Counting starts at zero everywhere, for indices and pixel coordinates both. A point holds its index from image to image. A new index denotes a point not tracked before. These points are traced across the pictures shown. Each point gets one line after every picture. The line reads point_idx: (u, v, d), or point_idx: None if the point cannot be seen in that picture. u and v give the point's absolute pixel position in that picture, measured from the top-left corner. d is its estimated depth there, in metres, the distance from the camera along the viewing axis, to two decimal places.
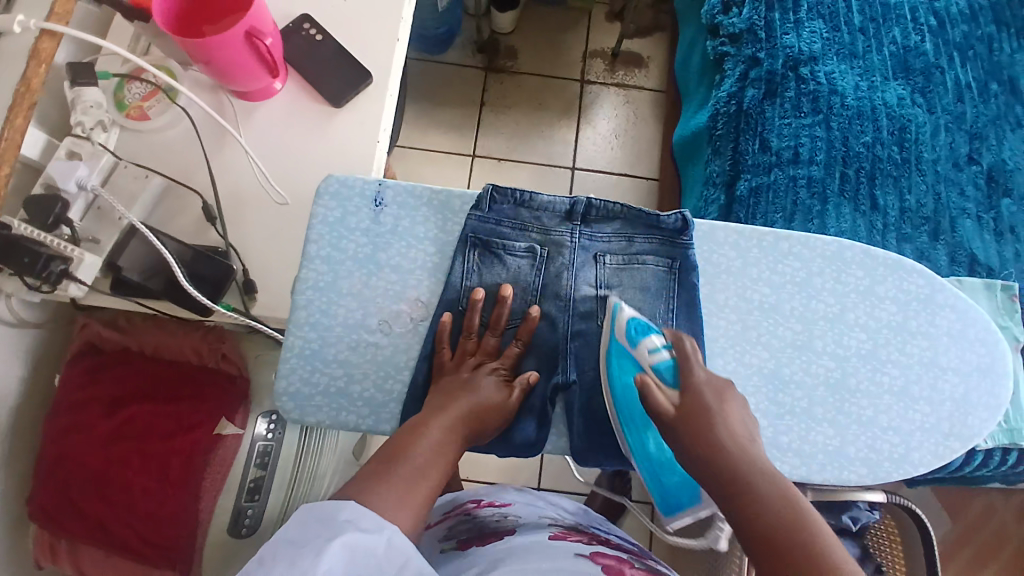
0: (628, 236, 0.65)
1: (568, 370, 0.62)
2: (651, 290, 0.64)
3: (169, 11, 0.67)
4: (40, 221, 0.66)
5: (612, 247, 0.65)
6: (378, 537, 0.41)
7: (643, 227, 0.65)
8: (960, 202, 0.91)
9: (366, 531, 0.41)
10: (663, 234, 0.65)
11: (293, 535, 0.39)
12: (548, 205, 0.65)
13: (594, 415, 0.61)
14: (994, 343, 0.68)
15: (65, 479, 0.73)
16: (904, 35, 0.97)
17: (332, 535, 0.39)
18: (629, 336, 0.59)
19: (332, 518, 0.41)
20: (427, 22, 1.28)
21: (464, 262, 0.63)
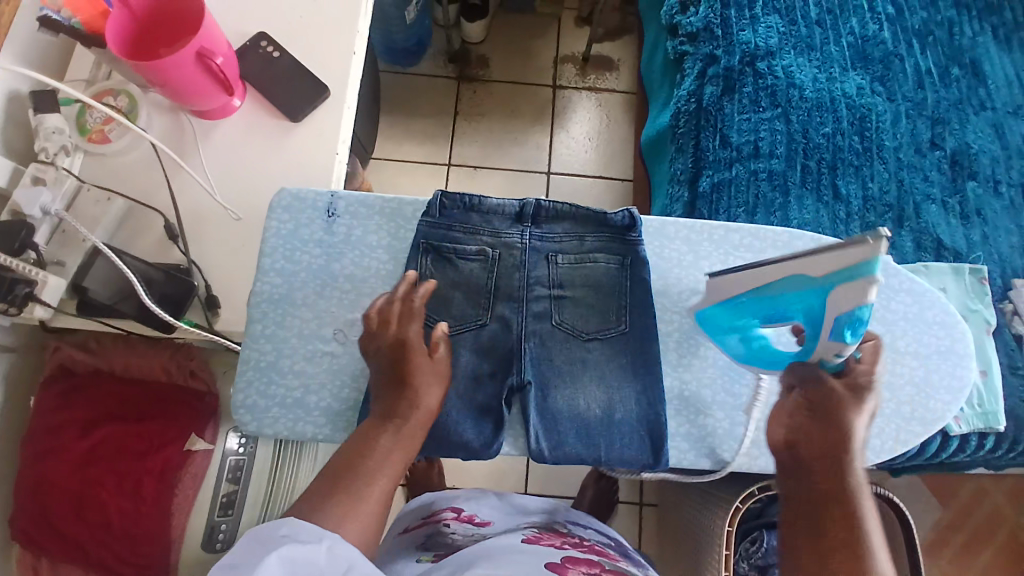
0: (579, 236, 0.65)
1: (523, 371, 0.62)
2: (604, 288, 0.64)
3: (123, 37, 0.68)
4: (6, 246, 0.66)
5: (564, 247, 0.65)
6: (319, 546, 0.42)
7: (594, 226, 0.65)
8: (924, 187, 0.91)
9: (305, 543, 0.42)
10: (614, 231, 0.65)
11: (235, 557, 0.41)
12: (497, 209, 0.66)
13: (551, 415, 0.62)
14: (954, 325, 0.68)
15: (41, 502, 0.74)
16: (862, 25, 0.98)
17: (272, 548, 0.41)
18: (843, 313, 0.50)
19: (274, 536, 0.43)
20: (396, 35, 1.30)
21: (417, 269, 0.64)
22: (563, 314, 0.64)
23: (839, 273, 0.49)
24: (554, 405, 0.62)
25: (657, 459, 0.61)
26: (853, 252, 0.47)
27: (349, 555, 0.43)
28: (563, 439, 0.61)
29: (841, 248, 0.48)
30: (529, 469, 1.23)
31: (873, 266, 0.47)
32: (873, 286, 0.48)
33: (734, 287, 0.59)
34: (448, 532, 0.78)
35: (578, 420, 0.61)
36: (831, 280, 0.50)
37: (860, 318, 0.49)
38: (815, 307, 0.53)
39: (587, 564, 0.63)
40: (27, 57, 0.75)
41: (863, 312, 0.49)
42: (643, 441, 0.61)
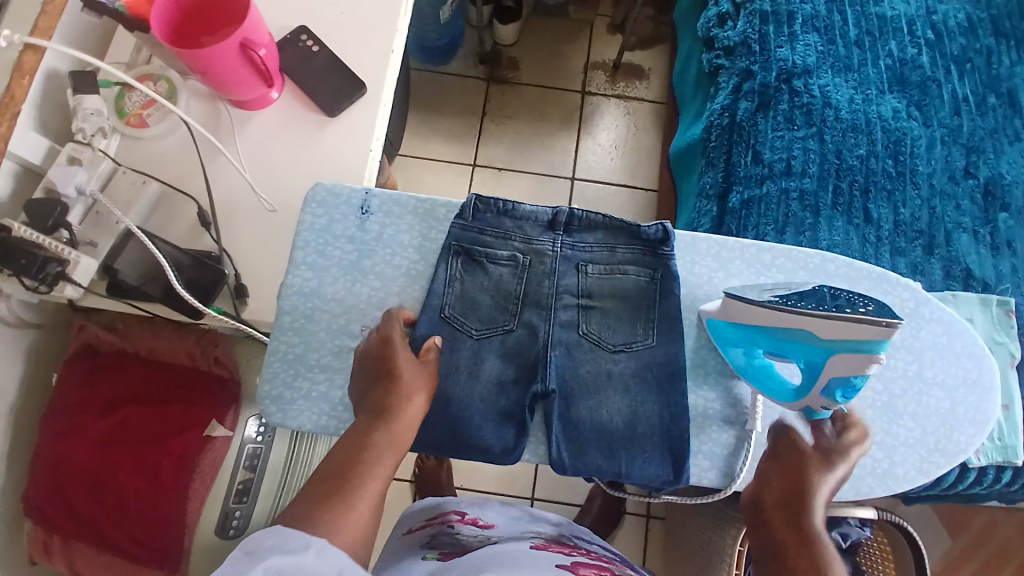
0: (611, 246, 0.65)
1: (548, 380, 0.62)
2: (633, 300, 0.64)
3: (166, 22, 0.68)
4: (40, 225, 0.67)
5: (595, 257, 0.65)
6: (306, 551, 0.41)
7: (626, 237, 0.65)
8: (956, 216, 0.90)
9: (289, 553, 0.41)
10: (646, 244, 0.65)
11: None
12: (530, 215, 0.66)
13: (573, 424, 0.62)
14: (982, 357, 0.68)
15: (60, 480, 0.75)
16: (901, 47, 0.97)
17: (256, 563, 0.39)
18: (844, 377, 0.55)
19: (255, 548, 0.41)
20: (429, 33, 1.31)
21: (447, 270, 0.64)
22: (589, 325, 0.64)
23: (849, 343, 0.54)
24: (575, 415, 0.62)
25: (679, 475, 0.60)
26: (869, 329, 0.53)
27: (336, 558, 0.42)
28: (585, 449, 0.61)
29: (858, 322, 0.53)
30: (538, 474, 1.22)
31: (878, 345, 0.54)
32: (872, 361, 0.54)
33: (749, 316, 0.59)
34: (455, 532, 0.77)
35: (601, 430, 0.61)
36: (839, 346, 0.54)
37: (854, 384, 0.55)
38: (815, 362, 0.56)
39: (598, 569, 0.65)
40: (70, 37, 0.76)
41: (858, 379, 0.55)
42: (665, 456, 0.61)
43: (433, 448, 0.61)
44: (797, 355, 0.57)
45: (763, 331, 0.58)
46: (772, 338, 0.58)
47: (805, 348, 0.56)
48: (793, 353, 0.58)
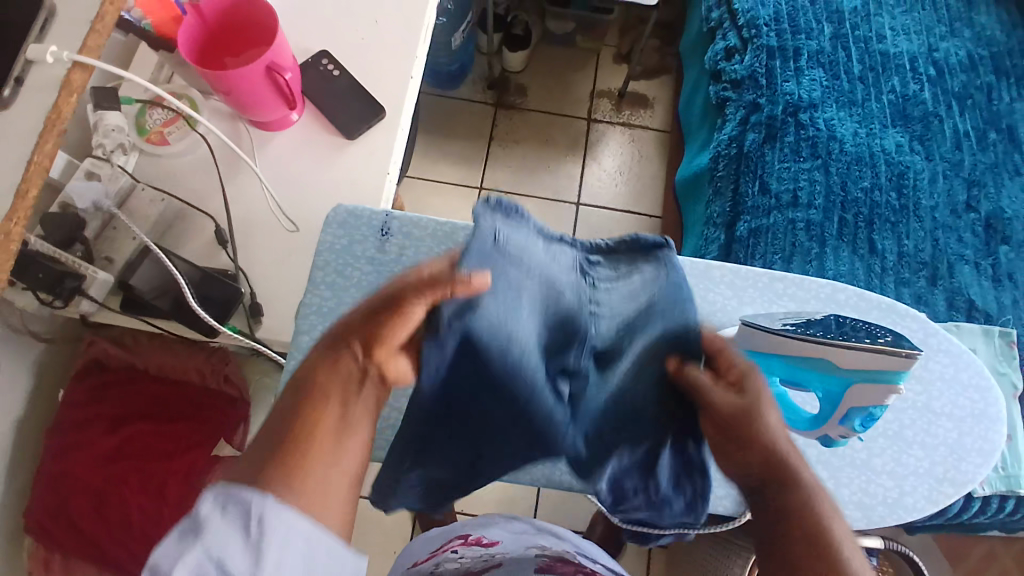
0: (619, 270, 0.57)
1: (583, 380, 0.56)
2: (653, 319, 0.54)
3: (193, 44, 0.70)
4: (56, 239, 0.67)
5: (607, 285, 0.57)
6: (249, 530, 0.33)
7: (630, 257, 0.58)
8: (958, 248, 0.92)
9: (229, 531, 0.32)
10: (648, 260, 0.57)
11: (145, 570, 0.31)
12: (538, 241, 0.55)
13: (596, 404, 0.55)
14: (989, 389, 0.69)
15: (63, 496, 0.74)
16: (903, 84, 1.00)
17: (192, 547, 0.31)
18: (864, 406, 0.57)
19: (194, 519, 0.32)
20: (441, 59, 1.34)
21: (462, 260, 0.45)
22: (607, 312, 0.56)
23: (872, 373, 0.56)
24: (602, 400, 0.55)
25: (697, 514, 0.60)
26: (889, 359, 0.55)
27: (296, 532, 0.34)
28: (600, 433, 0.56)
29: (879, 352, 0.55)
30: (539, 499, 1.22)
31: (898, 375, 0.56)
32: (892, 392, 0.56)
33: (766, 343, 0.60)
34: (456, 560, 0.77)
35: (629, 407, 0.54)
36: (859, 376, 0.56)
37: (872, 413, 0.58)
38: (834, 392, 0.58)
39: None
40: None
41: (875, 409, 0.58)
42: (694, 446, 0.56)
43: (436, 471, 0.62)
44: (816, 384, 0.59)
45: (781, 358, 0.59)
46: (790, 365, 0.59)
47: (823, 377, 0.58)
48: (812, 381, 0.59)
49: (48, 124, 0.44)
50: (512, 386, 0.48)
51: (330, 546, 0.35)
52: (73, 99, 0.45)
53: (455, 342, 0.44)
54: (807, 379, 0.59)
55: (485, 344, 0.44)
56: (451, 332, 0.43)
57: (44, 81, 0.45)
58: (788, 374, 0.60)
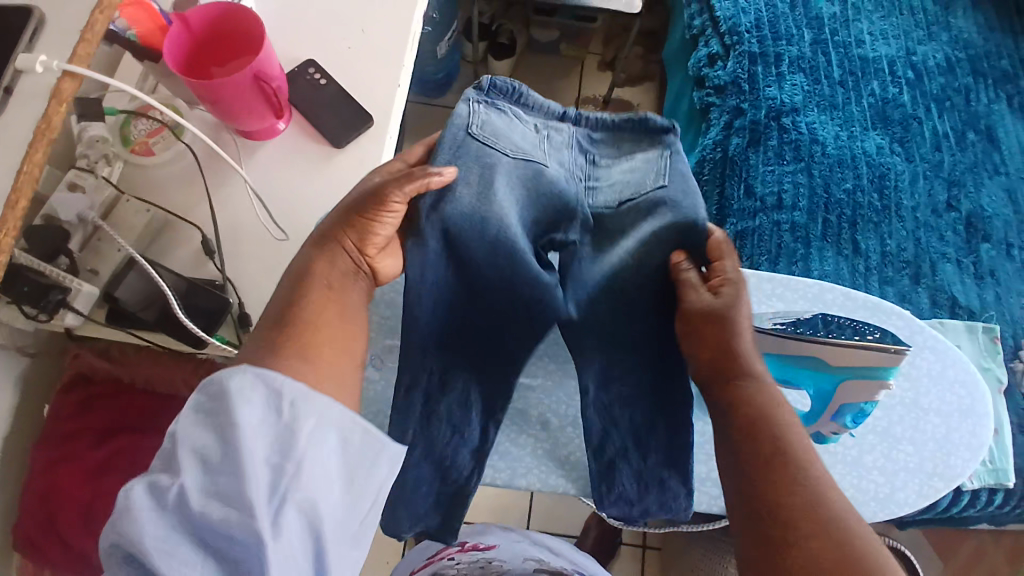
0: (619, 142, 0.64)
1: (570, 231, 0.63)
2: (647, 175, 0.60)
3: (179, 55, 0.70)
4: (41, 251, 0.66)
5: (603, 152, 0.64)
6: (280, 405, 0.42)
7: (636, 130, 0.63)
8: (939, 246, 0.94)
9: (263, 407, 0.42)
10: (649, 131, 0.62)
11: (195, 441, 0.40)
12: (541, 110, 0.63)
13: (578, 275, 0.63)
14: (974, 384, 0.70)
15: (52, 512, 0.72)
16: (882, 87, 1.02)
17: (233, 418, 0.40)
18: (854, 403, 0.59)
19: (225, 397, 0.41)
20: (427, 68, 1.34)
21: (452, 154, 0.57)
22: (606, 185, 0.62)
23: (860, 369, 0.57)
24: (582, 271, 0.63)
25: (690, 500, 0.64)
26: (876, 355, 0.57)
27: (321, 406, 0.43)
28: (591, 298, 0.62)
29: (867, 349, 0.57)
30: (532, 505, 1.21)
31: (886, 370, 0.57)
32: (881, 387, 0.58)
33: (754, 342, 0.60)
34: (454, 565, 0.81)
35: (622, 286, 0.61)
36: (848, 373, 0.58)
37: (864, 409, 0.59)
38: (825, 389, 0.59)
39: None
40: None
41: (867, 405, 0.59)
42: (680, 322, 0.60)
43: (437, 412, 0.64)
44: (807, 382, 0.60)
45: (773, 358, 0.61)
46: (781, 364, 0.60)
47: (814, 375, 0.59)
48: (802, 380, 0.60)
49: (38, 134, 0.43)
50: (490, 256, 0.58)
51: (352, 417, 0.44)
52: (63, 108, 0.44)
53: (438, 236, 0.57)
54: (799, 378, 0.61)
55: (460, 224, 0.56)
56: (430, 223, 0.56)
57: (35, 92, 0.45)
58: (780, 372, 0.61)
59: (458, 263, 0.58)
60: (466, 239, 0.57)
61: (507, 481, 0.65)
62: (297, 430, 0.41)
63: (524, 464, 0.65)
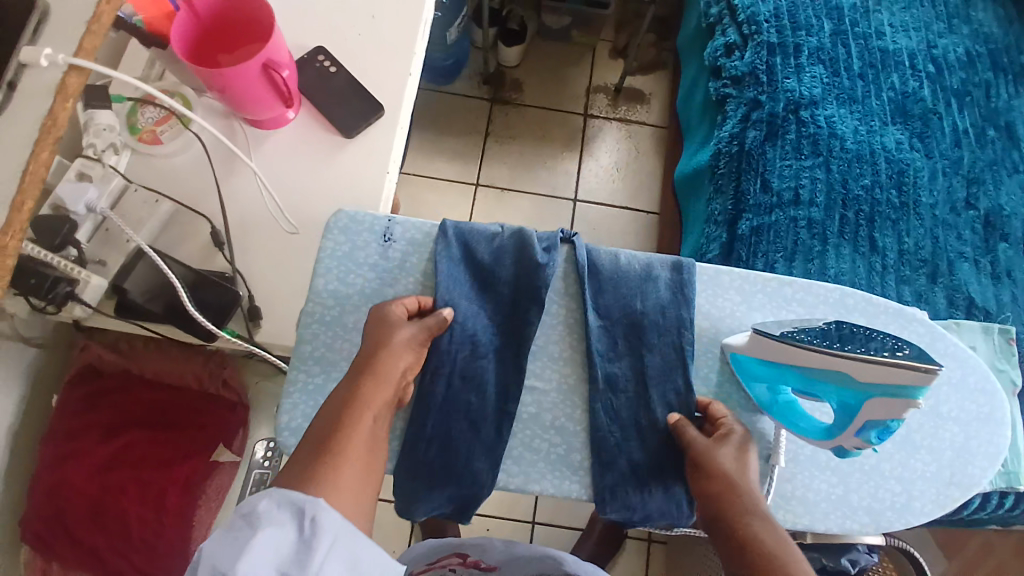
0: None
1: (579, 249, 0.70)
2: None
3: (186, 41, 0.68)
4: (47, 244, 0.64)
5: None
6: (303, 523, 0.41)
7: None
8: (958, 246, 0.92)
9: (284, 524, 0.41)
10: None
11: (211, 553, 0.39)
12: None
13: (596, 272, 0.69)
14: (994, 392, 0.69)
15: (59, 507, 0.72)
16: (902, 81, 1.00)
17: (256, 532, 0.39)
18: (879, 422, 0.57)
19: (253, 514, 0.41)
20: (435, 54, 1.32)
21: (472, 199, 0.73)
22: None
23: (888, 388, 0.55)
24: (598, 269, 0.69)
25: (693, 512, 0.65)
26: (904, 375, 0.54)
27: (339, 530, 0.42)
28: (603, 299, 0.68)
29: (894, 367, 0.54)
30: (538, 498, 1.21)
31: (916, 391, 0.55)
32: (909, 407, 0.55)
33: (775, 352, 0.61)
34: None
35: (621, 280, 0.69)
36: (875, 391, 0.55)
37: (889, 426, 0.57)
38: (849, 404, 0.57)
39: None
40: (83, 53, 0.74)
41: (893, 422, 0.57)
42: (684, 306, 0.67)
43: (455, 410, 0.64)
44: (831, 396, 0.59)
45: (798, 370, 0.60)
46: (804, 377, 0.59)
47: (838, 389, 0.57)
48: (826, 393, 0.59)
49: (45, 132, 0.43)
50: (499, 257, 0.69)
51: (367, 546, 0.42)
52: (69, 104, 0.45)
53: (457, 246, 0.69)
54: (823, 391, 0.59)
55: (474, 239, 0.70)
56: (453, 237, 0.69)
57: (40, 88, 0.44)
58: (803, 385, 0.60)
59: (477, 279, 0.69)
60: (478, 247, 0.70)
61: (521, 486, 0.64)
62: (314, 548, 0.40)
63: (538, 469, 0.64)
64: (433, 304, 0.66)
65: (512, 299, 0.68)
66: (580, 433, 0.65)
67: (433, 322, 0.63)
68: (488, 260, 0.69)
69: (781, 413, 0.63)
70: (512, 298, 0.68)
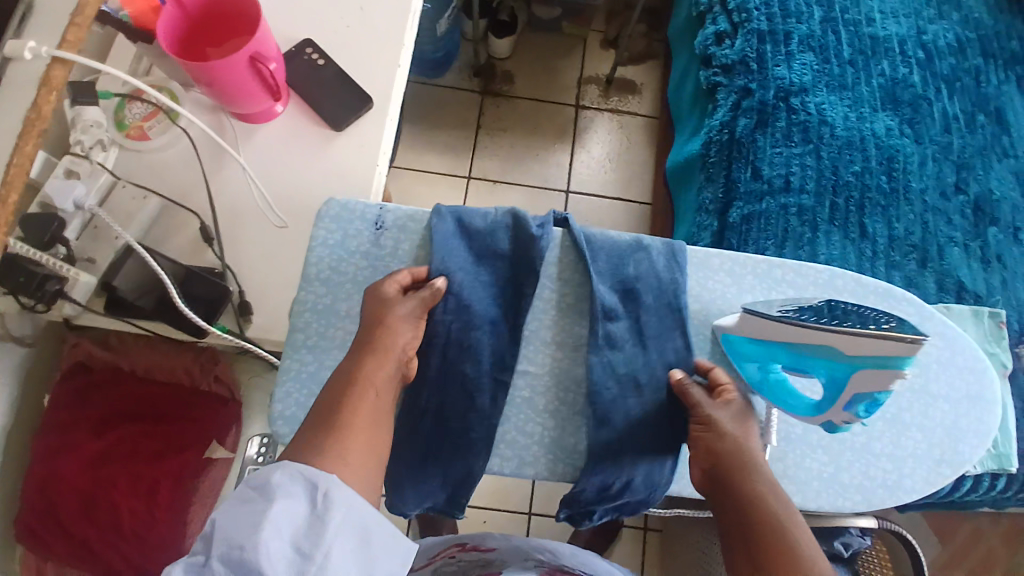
0: None
1: (570, 226, 0.69)
2: None
3: (172, 34, 0.68)
4: (36, 239, 0.63)
5: None
6: (315, 497, 0.42)
7: None
8: (948, 231, 0.93)
9: (296, 496, 0.42)
10: None
11: (229, 521, 0.40)
12: None
13: (591, 249, 0.68)
14: (984, 371, 0.69)
15: (52, 501, 0.72)
16: (893, 67, 1.00)
17: (272, 502, 0.41)
18: (868, 393, 0.58)
19: (268, 485, 0.42)
20: (425, 46, 1.32)
21: None
22: None
23: (876, 360, 0.56)
24: (593, 240, 0.69)
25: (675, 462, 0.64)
26: (892, 346, 0.55)
27: (351, 503, 0.42)
28: (599, 272, 0.68)
29: (883, 339, 0.55)
30: (534, 489, 1.22)
31: (902, 361, 0.56)
32: (895, 378, 0.56)
33: (764, 330, 0.61)
34: None
35: (616, 254, 0.69)
36: (865, 363, 0.56)
37: (876, 399, 0.58)
38: (839, 378, 0.58)
39: None
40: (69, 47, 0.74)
41: (880, 394, 0.58)
42: (678, 272, 0.68)
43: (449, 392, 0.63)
44: (820, 371, 0.59)
45: (788, 346, 0.60)
46: (794, 353, 0.60)
47: (828, 364, 0.58)
48: (816, 369, 0.60)
49: (29, 125, 0.43)
50: (494, 235, 0.68)
51: (379, 518, 0.43)
52: (52, 96, 0.44)
53: (451, 223, 0.69)
54: (813, 365, 0.60)
55: (468, 214, 0.69)
56: (446, 216, 0.69)
57: (27, 82, 0.45)
58: (793, 361, 0.61)
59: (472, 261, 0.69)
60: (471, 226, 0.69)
61: (515, 470, 0.64)
62: (326, 520, 0.41)
63: (532, 454, 0.64)
64: (428, 274, 0.66)
65: (509, 273, 0.68)
66: (573, 416, 0.66)
67: (427, 295, 0.63)
68: (484, 231, 0.68)
69: (772, 391, 0.64)
70: (511, 270, 0.68)
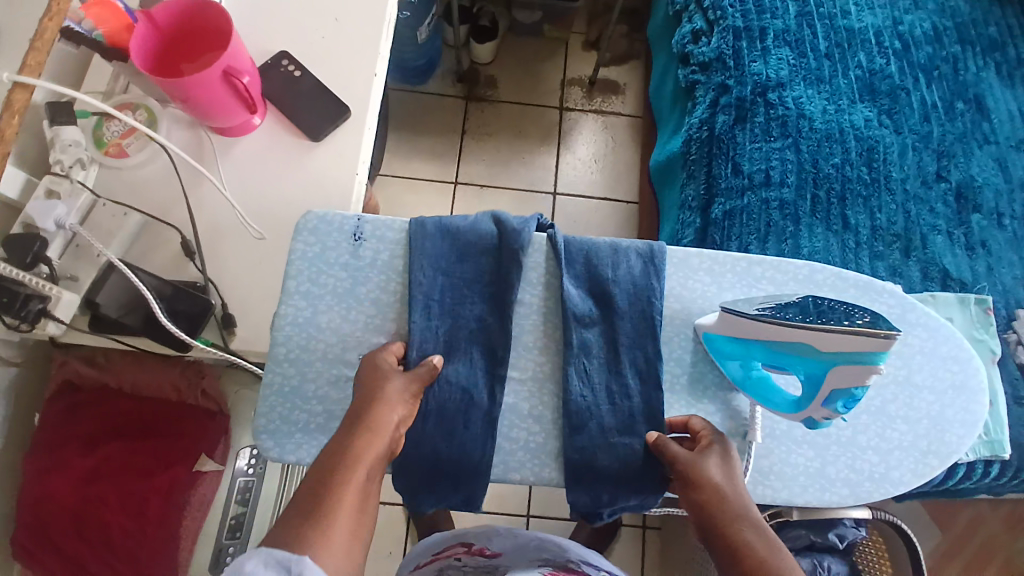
0: None
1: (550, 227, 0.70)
2: None
3: (147, 53, 0.68)
4: (18, 261, 0.64)
5: None
6: None
7: None
8: (930, 219, 0.93)
9: None
10: None
11: None
12: None
13: (569, 253, 0.69)
14: (967, 360, 0.69)
15: (43, 518, 0.71)
16: (869, 59, 1.01)
17: None
18: (846, 391, 0.57)
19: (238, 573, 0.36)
20: (407, 54, 1.32)
21: None
22: None
23: (849, 355, 0.56)
24: (572, 243, 0.69)
25: (659, 479, 0.64)
26: (865, 340, 0.55)
27: None
28: (576, 273, 0.68)
29: (854, 333, 0.55)
30: (531, 492, 1.22)
31: (876, 356, 0.55)
32: (872, 372, 0.56)
33: (742, 329, 0.61)
34: None
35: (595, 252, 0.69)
36: (839, 359, 0.56)
37: (855, 394, 0.57)
38: (815, 373, 0.58)
39: None
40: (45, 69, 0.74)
41: (858, 388, 0.57)
42: (654, 278, 0.68)
43: (429, 401, 0.63)
44: (798, 367, 0.60)
45: (766, 344, 0.61)
46: (771, 349, 0.61)
47: (804, 360, 0.58)
48: (795, 365, 0.60)
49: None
50: (474, 241, 0.69)
51: None
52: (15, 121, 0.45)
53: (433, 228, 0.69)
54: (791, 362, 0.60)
55: (448, 223, 0.70)
56: (428, 222, 0.69)
57: None
58: (772, 358, 0.61)
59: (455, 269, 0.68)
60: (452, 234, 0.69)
61: (500, 476, 0.64)
62: None
63: (516, 459, 0.64)
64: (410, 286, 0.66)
65: (488, 278, 0.68)
66: (556, 421, 0.66)
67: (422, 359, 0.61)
68: (464, 237, 0.69)
69: (755, 389, 0.64)
70: (491, 271, 0.68)
